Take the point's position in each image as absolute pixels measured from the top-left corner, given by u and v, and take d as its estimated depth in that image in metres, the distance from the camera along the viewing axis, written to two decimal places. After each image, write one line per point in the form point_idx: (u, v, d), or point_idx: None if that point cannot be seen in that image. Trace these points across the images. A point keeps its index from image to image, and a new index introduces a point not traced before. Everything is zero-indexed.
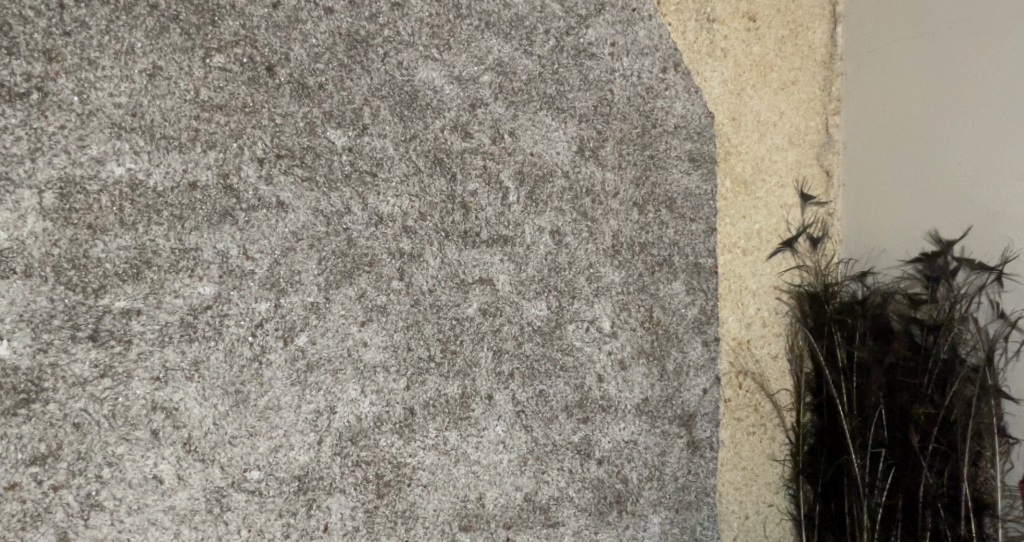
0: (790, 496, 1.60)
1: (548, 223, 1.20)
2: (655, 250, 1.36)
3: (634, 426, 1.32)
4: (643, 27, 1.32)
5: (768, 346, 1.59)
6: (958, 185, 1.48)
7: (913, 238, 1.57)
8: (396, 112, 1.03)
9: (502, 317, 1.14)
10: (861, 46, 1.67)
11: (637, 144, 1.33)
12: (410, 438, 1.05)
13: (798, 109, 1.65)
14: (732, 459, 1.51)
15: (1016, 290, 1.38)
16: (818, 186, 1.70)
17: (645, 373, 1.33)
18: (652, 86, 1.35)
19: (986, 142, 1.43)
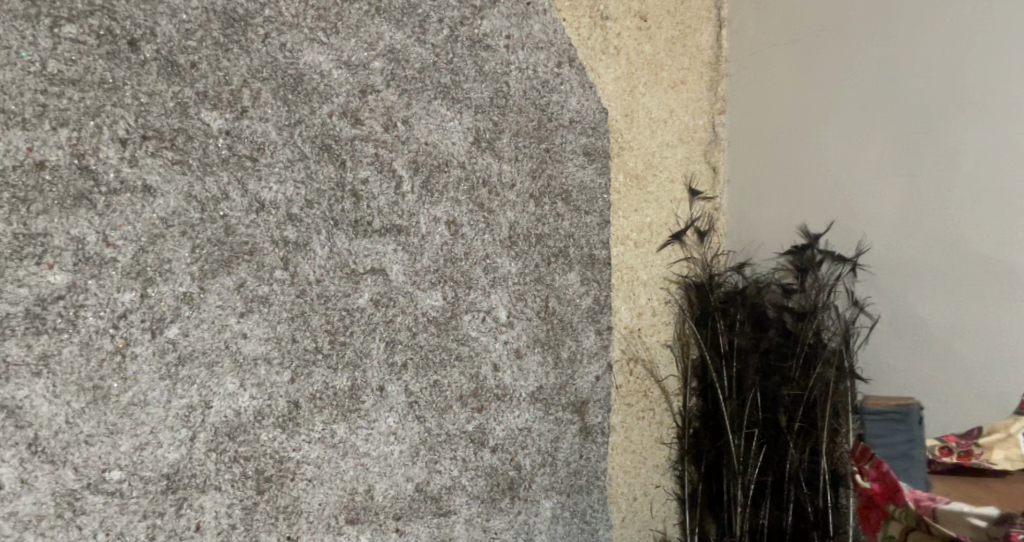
0: (676, 476, 1.69)
1: (443, 213, 1.20)
2: (551, 241, 1.39)
3: (528, 413, 1.34)
4: (538, 21, 1.35)
5: (658, 334, 1.66)
6: (824, 183, 1.61)
7: (788, 230, 1.70)
8: (279, 96, 1.00)
9: (395, 308, 1.13)
10: (743, 49, 1.79)
11: (533, 137, 1.35)
12: (294, 432, 1.02)
13: (686, 108, 1.74)
14: (622, 443, 1.57)
15: (869, 278, 1.52)
16: (705, 181, 1.80)
17: (540, 362, 1.36)
18: (547, 80, 1.37)
19: (846, 143, 1.57)
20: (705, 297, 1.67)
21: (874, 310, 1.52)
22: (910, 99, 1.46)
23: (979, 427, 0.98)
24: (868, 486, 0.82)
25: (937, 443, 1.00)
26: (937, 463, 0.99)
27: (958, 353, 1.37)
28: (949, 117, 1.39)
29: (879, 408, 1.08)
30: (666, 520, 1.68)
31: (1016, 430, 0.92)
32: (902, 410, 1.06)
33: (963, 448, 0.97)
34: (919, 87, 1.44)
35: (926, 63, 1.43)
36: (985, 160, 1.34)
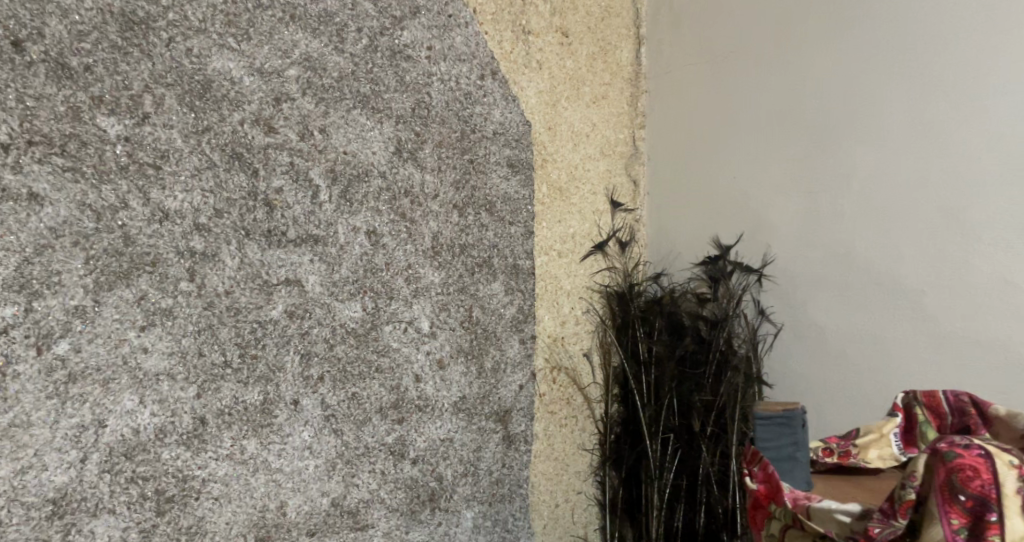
0: (597, 482, 1.73)
1: (363, 223, 1.19)
2: (475, 251, 1.40)
3: (450, 424, 1.34)
4: (459, 33, 1.36)
5: (580, 342, 1.69)
6: (732, 197, 1.71)
7: (701, 242, 1.79)
8: (185, 102, 0.97)
9: (311, 319, 1.11)
10: (661, 67, 1.88)
11: (456, 148, 1.36)
12: (199, 449, 0.98)
13: (608, 122, 1.80)
14: (544, 451, 1.59)
15: (773, 288, 1.62)
16: (627, 194, 1.87)
17: (463, 372, 1.37)
18: (470, 92, 1.39)
19: (752, 160, 1.67)
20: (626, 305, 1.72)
21: (777, 317, 1.62)
22: (806, 119, 1.56)
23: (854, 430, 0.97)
24: (756, 485, 0.83)
25: (818, 443, 0.96)
26: (818, 463, 0.95)
27: (847, 357, 1.48)
28: (840, 137, 1.50)
29: (764, 411, 0.85)
30: (587, 526, 1.71)
31: (888, 430, 0.94)
32: (787, 413, 0.85)
33: (843, 448, 0.95)
34: (816, 108, 1.54)
35: (822, 85, 1.53)
36: (871, 177, 1.44)
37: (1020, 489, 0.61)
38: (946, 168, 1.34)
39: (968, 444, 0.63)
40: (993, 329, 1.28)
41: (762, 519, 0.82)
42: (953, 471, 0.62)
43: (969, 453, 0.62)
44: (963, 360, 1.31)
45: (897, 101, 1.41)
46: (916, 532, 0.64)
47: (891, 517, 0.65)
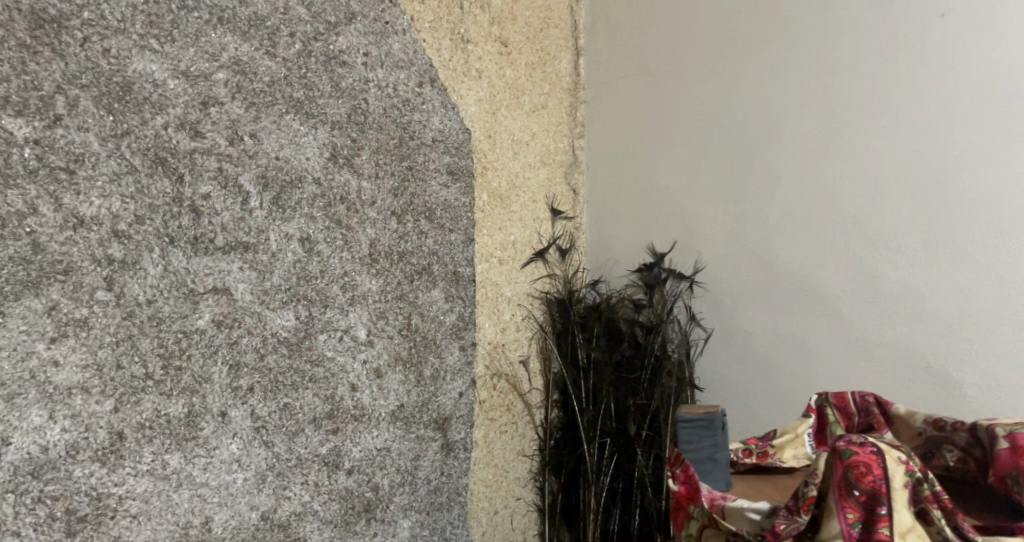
0: (536, 487, 1.74)
1: (297, 230, 1.17)
2: (414, 259, 1.39)
3: (388, 433, 1.33)
4: (397, 40, 1.35)
5: (521, 349, 1.70)
6: (665, 206, 1.77)
7: (636, 250, 1.84)
8: (103, 104, 0.93)
9: (240, 329, 1.09)
10: (598, 77, 1.93)
11: (394, 154, 1.35)
12: (115, 466, 0.94)
13: (547, 131, 1.83)
14: (484, 458, 1.59)
15: (703, 294, 1.69)
16: (567, 202, 1.91)
17: (401, 380, 1.36)
18: (408, 99, 1.38)
19: (683, 170, 1.73)
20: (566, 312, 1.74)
21: (708, 323, 1.69)
22: (731, 131, 1.63)
23: (771, 432, 1.02)
24: (677, 487, 0.88)
25: (739, 444, 0.99)
26: (739, 463, 0.97)
27: (773, 360, 1.55)
28: (762, 149, 1.57)
29: (687, 414, 0.87)
30: (526, 531, 1.71)
31: (803, 430, 0.99)
32: (709, 416, 0.86)
33: (762, 448, 0.99)
34: (740, 120, 1.61)
35: (745, 98, 1.60)
36: (791, 188, 1.52)
37: (905, 483, 0.71)
38: (857, 181, 1.42)
39: (863, 442, 0.73)
40: (898, 332, 1.37)
41: (682, 519, 0.87)
42: (850, 466, 0.71)
43: (863, 450, 0.71)
44: (874, 363, 1.39)
45: (813, 115, 1.49)
46: (817, 525, 0.72)
47: (796, 513, 0.73)
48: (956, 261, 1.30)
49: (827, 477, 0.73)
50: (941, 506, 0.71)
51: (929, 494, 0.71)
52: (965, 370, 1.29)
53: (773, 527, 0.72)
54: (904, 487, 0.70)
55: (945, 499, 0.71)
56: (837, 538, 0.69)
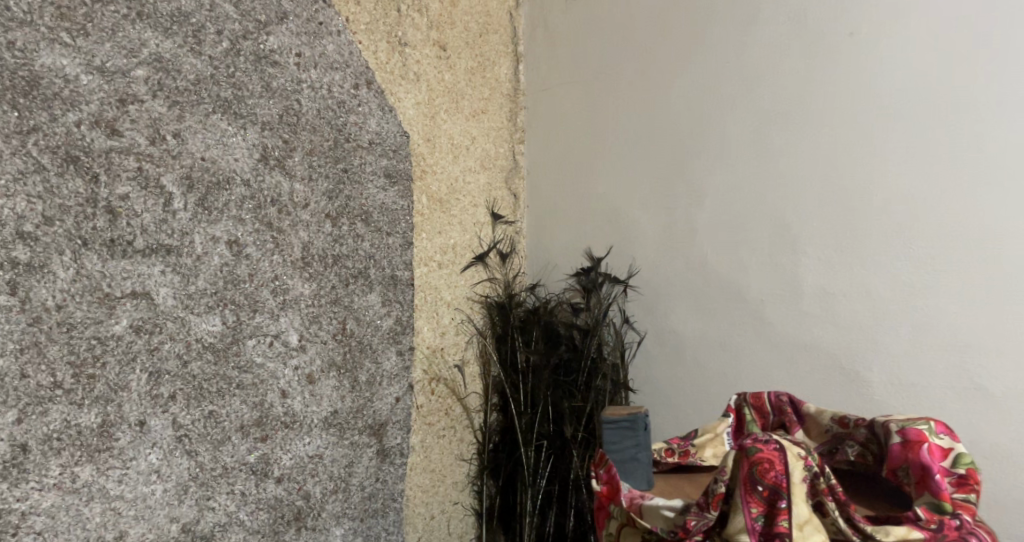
0: (474, 491, 1.74)
1: (224, 232, 1.14)
2: (349, 262, 1.37)
3: (320, 440, 1.30)
4: (331, 41, 1.34)
5: (460, 353, 1.70)
6: (601, 211, 1.81)
7: (574, 255, 1.87)
8: (6, 99, 0.89)
9: (161, 334, 1.05)
10: (537, 84, 1.96)
11: (328, 156, 1.33)
12: (18, 480, 0.90)
13: (487, 136, 1.84)
14: (421, 463, 1.58)
15: (637, 298, 1.73)
16: (507, 207, 1.92)
17: (335, 386, 1.33)
18: (344, 101, 1.37)
19: (618, 176, 1.77)
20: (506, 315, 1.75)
21: (641, 326, 1.73)
22: (664, 139, 1.68)
23: (693, 431, 1.04)
24: (600, 487, 0.90)
25: (661, 444, 1.02)
26: (661, 464, 1.00)
27: (703, 363, 1.60)
28: (693, 157, 1.63)
29: (612, 415, 0.90)
30: (463, 536, 1.71)
31: (722, 429, 1.02)
32: (632, 417, 0.89)
33: (683, 448, 1.01)
34: (672, 130, 1.67)
35: (677, 107, 1.66)
36: (719, 196, 1.58)
37: (803, 477, 0.77)
38: (779, 190, 1.49)
39: (767, 440, 0.78)
40: (817, 335, 1.44)
41: (603, 519, 0.89)
42: (755, 463, 0.76)
43: (767, 448, 0.77)
44: (795, 363, 1.46)
45: (739, 126, 1.56)
46: (726, 520, 0.77)
47: (705, 509, 0.78)
48: (868, 266, 1.38)
49: (734, 474, 0.78)
50: (835, 498, 0.78)
51: (824, 487, 0.78)
52: (875, 369, 1.37)
53: (685, 522, 0.77)
54: (802, 482, 0.77)
55: (839, 491, 0.78)
56: (742, 531, 0.74)
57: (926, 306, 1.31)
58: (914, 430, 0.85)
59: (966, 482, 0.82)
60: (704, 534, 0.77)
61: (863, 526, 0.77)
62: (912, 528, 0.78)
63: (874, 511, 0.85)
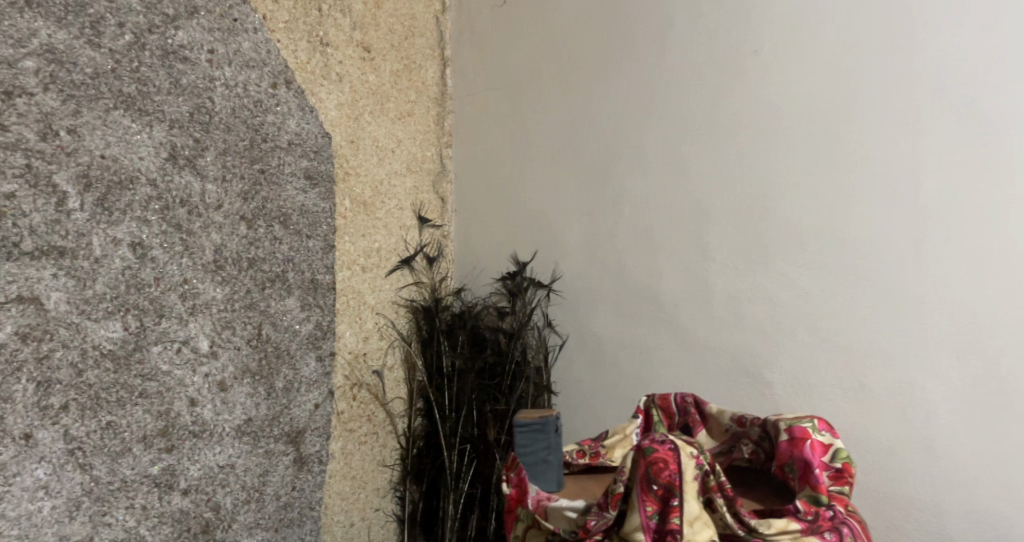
0: (397, 497, 1.72)
1: (126, 234, 1.09)
2: (266, 266, 1.33)
3: (232, 449, 1.26)
4: (247, 39, 1.30)
5: (384, 357, 1.68)
6: (526, 217, 1.83)
7: (498, 259, 1.88)
8: None
9: (52, 341, 0.99)
10: (464, 88, 1.97)
11: (244, 157, 1.29)
12: None
13: (412, 139, 1.82)
14: (341, 470, 1.54)
15: (560, 303, 1.76)
16: (434, 211, 1.91)
17: (250, 393, 1.29)
18: (261, 100, 1.33)
19: (542, 182, 1.80)
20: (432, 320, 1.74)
21: (563, 330, 1.76)
22: (585, 147, 1.72)
23: (603, 433, 1.07)
24: (509, 490, 0.92)
25: (573, 447, 1.03)
26: (572, 465, 1.02)
27: (622, 367, 1.64)
28: (612, 166, 1.67)
29: (524, 419, 0.91)
30: None
31: (631, 430, 1.05)
32: (543, 420, 0.91)
33: (594, 449, 1.04)
34: (593, 138, 1.71)
35: (597, 116, 1.70)
36: (637, 203, 1.63)
37: (695, 475, 0.81)
38: (693, 199, 1.55)
39: (663, 440, 0.81)
40: (726, 338, 1.50)
41: (510, 521, 0.91)
42: (651, 463, 0.80)
43: (662, 447, 0.81)
44: (706, 365, 1.52)
45: (655, 136, 1.61)
46: (624, 519, 0.80)
47: (605, 509, 0.81)
48: (772, 272, 1.45)
49: (632, 474, 0.81)
50: (723, 494, 0.82)
51: (714, 484, 0.82)
52: (775, 371, 1.44)
53: (585, 523, 0.80)
54: (694, 480, 0.80)
55: (728, 488, 0.82)
56: (638, 529, 0.78)
57: (822, 311, 1.39)
58: (799, 428, 0.92)
59: (842, 476, 0.89)
60: (604, 533, 0.80)
61: (749, 520, 0.81)
62: (790, 519, 0.82)
63: (760, 504, 0.91)
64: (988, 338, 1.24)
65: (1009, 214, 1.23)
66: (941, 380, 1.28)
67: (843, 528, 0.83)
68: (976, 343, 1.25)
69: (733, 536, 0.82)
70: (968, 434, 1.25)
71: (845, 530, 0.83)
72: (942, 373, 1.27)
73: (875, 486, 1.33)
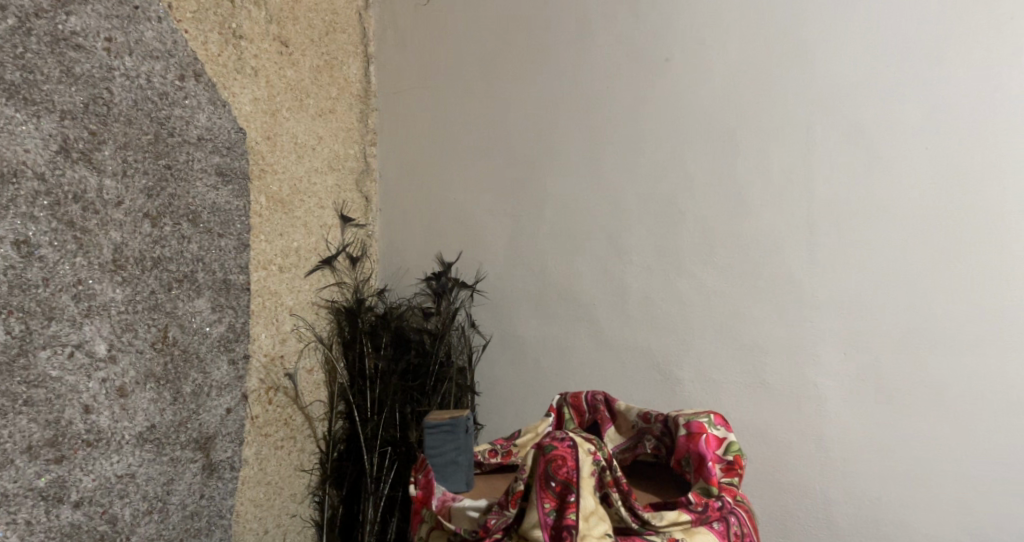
0: (315, 502, 1.67)
1: (10, 232, 1.02)
2: (173, 265, 1.28)
3: (133, 457, 1.20)
4: (150, 28, 1.24)
5: (303, 360, 1.63)
6: (452, 217, 1.82)
7: (423, 260, 1.86)
8: None
9: None
10: (388, 85, 1.93)
11: (147, 151, 1.23)
12: None
13: (334, 136, 1.78)
14: (256, 476, 1.49)
15: (483, 304, 1.76)
16: (358, 210, 1.88)
17: (153, 398, 1.23)
18: (166, 92, 1.27)
19: (468, 182, 1.79)
20: (354, 321, 1.70)
21: (486, 331, 1.76)
22: (510, 148, 1.73)
23: (517, 431, 1.08)
24: (416, 492, 0.92)
25: (485, 446, 1.04)
26: (484, 465, 1.02)
27: (544, 367, 1.66)
28: (536, 167, 1.69)
29: (435, 420, 0.93)
30: None
31: (543, 429, 1.06)
32: (454, 420, 0.92)
33: (506, 448, 1.04)
34: (517, 138, 1.72)
35: (521, 118, 1.71)
36: (559, 205, 1.65)
37: (591, 471, 0.83)
38: (612, 201, 1.58)
39: (562, 437, 0.84)
40: (642, 337, 1.54)
41: (416, 523, 0.92)
42: (550, 460, 0.82)
43: (562, 445, 0.83)
44: (621, 364, 1.56)
45: (577, 139, 1.64)
46: (522, 518, 0.83)
47: (505, 507, 0.83)
48: (685, 274, 1.49)
49: (532, 472, 0.84)
50: (619, 488, 0.85)
51: (610, 479, 0.85)
52: (685, 369, 1.48)
53: (485, 522, 0.82)
54: (591, 476, 0.83)
55: (623, 482, 0.85)
56: (536, 526, 0.80)
57: (731, 311, 1.44)
58: (695, 423, 0.96)
59: (733, 468, 0.95)
60: (503, 532, 0.82)
61: (643, 513, 0.84)
62: (682, 511, 0.86)
63: (657, 497, 0.96)
64: (871, 334, 1.32)
65: (901, 219, 1.31)
66: (832, 376, 1.35)
67: (731, 517, 0.89)
68: (863, 339, 1.33)
69: (626, 529, 0.85)
70: (852, 425, 1.34)
71: (733, 519, 0.89)
72: (832, 368, 1.35)
73: (782, 478, 1.39)
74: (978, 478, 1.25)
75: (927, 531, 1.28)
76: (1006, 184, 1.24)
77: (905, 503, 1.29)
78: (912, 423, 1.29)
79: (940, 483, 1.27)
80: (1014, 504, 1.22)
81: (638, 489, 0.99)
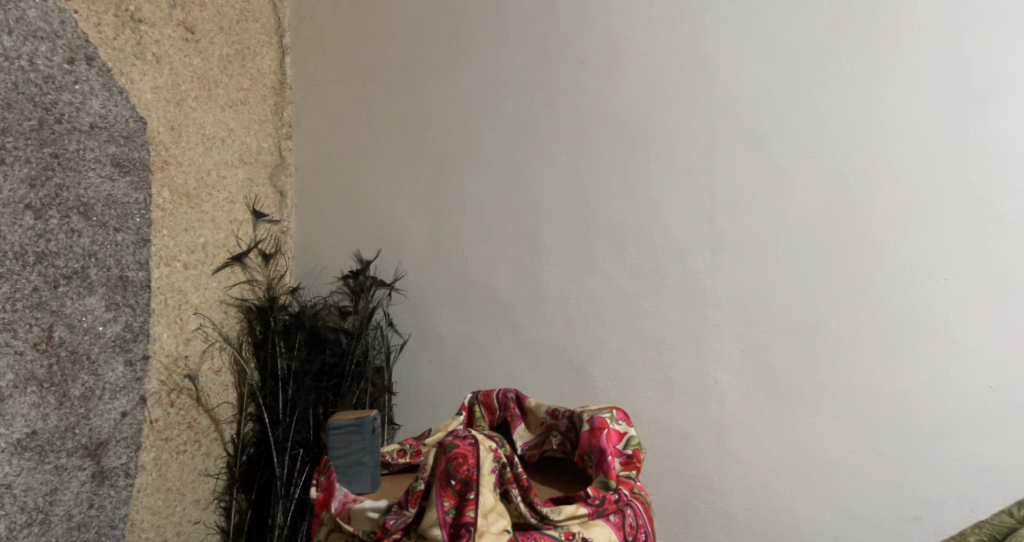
0: (222, 507, 1.60)
1: None
2: (59, 261, 1.19)
3: (10, 466, 1.11)
4: (34, 6, 1.15)
5: (210, 361, 1.56)
6: (370, 214, 1.78)
7: (340, 257, 1.81)
8: None
9: None
10: (305, 78, 1.87)
11: (31, 138, 1.14)
12: None
13: (246, 128, 1.71)
14: (154, 482, 1.41)
15: (400, 303, 1.74)
16: (272, 204, 1.81)
17: (35, 403, 1.15)
18: (53, 76, 1.18)
19: (387, 179, 1.76)
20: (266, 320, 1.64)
21: (403, 330, 1.74)
22: (430, 145, 1.71)
23: (427, 431, 1.06)
24: (317, 494, 0.91)
25: (394, 446, 1.03)
26: (392, 465, 1.01)
27: (460, 365, 1.65)
28: (456, 165, 1.68)
29: (339, 422, 0.91)
30: None
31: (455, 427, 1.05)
32: (359, 422, 0.90)
33: (415, 448, 1.03)
34: (438, 136, 1.70)
35: (442, 115, 1.70)
36: (479, 204, 1.65)
37: (492, 468, 0.84)
38: (530, 201, 1.60)
39: (464, 435, 0.84)
40: (557, 335, 1.55)
41: (318, 526, 0.90)
42: (451, 458, 0.82)
43: (464, 443, 0.83)
44: (535, 362, 1.57)
45: (496, 139, 1.64)
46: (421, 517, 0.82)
47: (405, 506, 0.83)
48: (598, 273, 1.52)
49: (433, 471, 0.84)
50: (519, 485, 0.86)
51: (510, 476, 0.85)
52: (598, 366, 1.51)
53: (384, 522, 0.82)
54: (492, 472, 0.84)
55: (523, 478, 0.86)
56: (436, 525, 0.79)
57: (643, 309, 1.48)
58: (598, 418, 0.99)
59: (632, 461, 0.97)
60: (403, 532, 0.82)
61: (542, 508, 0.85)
62: (579, 505, 0.88)
63: (558, 491, 0.97)
64: (768, 332, 1.39)
65: (801, 221, 1.37)
66: (734, 372, 1.41)
67: (626, 509, 0.92)
68: (766, 336, 1.39)
69: (525, 524, 0.86)
70: (752, 418, 1.40)
71: (627, 511, 0.92)
72: (734, 364, 1.41)
73: (690, 470, 1.44)
74: (859, 466, 1.33)
75: (820, 517, 1.35)
76: (894, 191, 1.32)
77: (801, 491, 1.36)
78: (808, 416, 1.36)
79: (830, 473, 1.34)
80: (892, 493, 1.31)
81: (545, 485, 1.00)
